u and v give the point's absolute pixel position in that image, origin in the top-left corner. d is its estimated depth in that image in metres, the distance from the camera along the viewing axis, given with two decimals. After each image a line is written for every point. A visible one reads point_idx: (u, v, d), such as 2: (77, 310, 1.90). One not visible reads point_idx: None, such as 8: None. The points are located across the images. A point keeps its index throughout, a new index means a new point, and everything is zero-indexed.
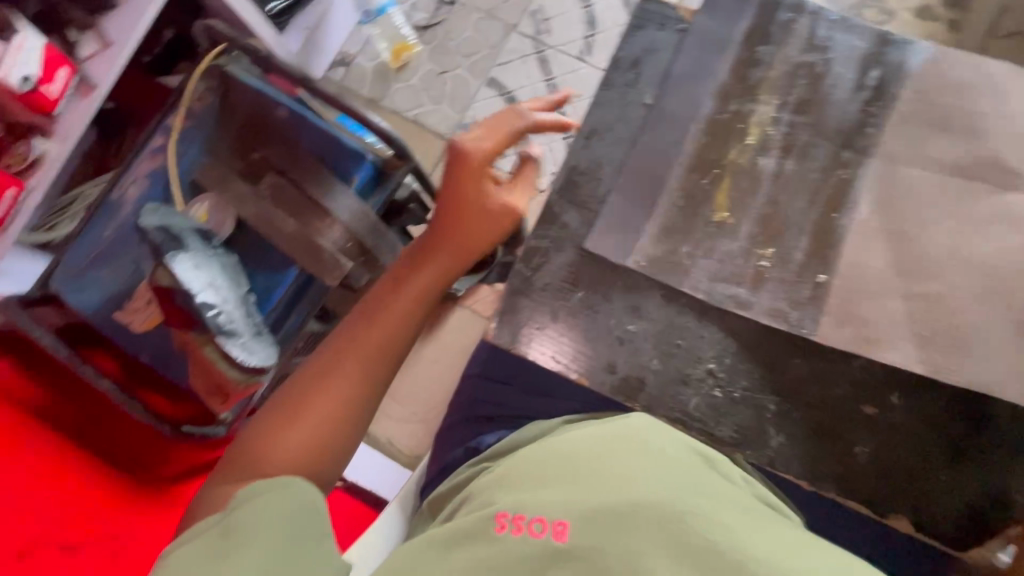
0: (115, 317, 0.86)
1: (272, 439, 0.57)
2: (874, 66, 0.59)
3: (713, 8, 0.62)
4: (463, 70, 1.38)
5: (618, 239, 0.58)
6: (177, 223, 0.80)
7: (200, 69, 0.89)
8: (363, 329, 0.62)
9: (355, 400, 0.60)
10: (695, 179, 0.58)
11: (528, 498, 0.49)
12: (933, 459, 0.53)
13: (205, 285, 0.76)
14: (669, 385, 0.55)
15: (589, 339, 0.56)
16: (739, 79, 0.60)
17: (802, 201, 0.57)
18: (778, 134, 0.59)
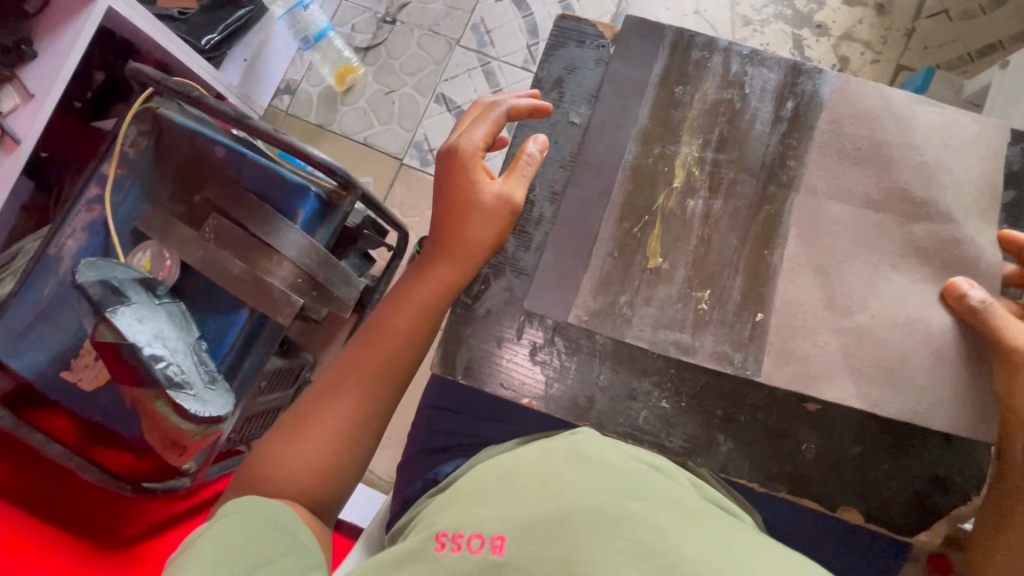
0: (61, 377, 0.83)
1: (278, 460, 0.56)
2: (788, 97, 0.63)
3: (628, 53, 0.64)
4: (409, 88, 1.38)
5: (558, 295, 0.57)
6: (116, 276, 0.78)
7: (132, 112, 0.88)
8: (370, 343, 0.58)
9: (360, 425, 0.58)
10: (626, 229, 0.59)
11: (467, 517, 0.47)
12: (872, 449, 0.56)
13: (151, 336, 0.74)
14: (619, 401, 0.57)
15: (537, 360, 0.57)
16: (661, 120, 0.62)
17: (733, 239, 0.59)
18: (702, 175, 0.61)
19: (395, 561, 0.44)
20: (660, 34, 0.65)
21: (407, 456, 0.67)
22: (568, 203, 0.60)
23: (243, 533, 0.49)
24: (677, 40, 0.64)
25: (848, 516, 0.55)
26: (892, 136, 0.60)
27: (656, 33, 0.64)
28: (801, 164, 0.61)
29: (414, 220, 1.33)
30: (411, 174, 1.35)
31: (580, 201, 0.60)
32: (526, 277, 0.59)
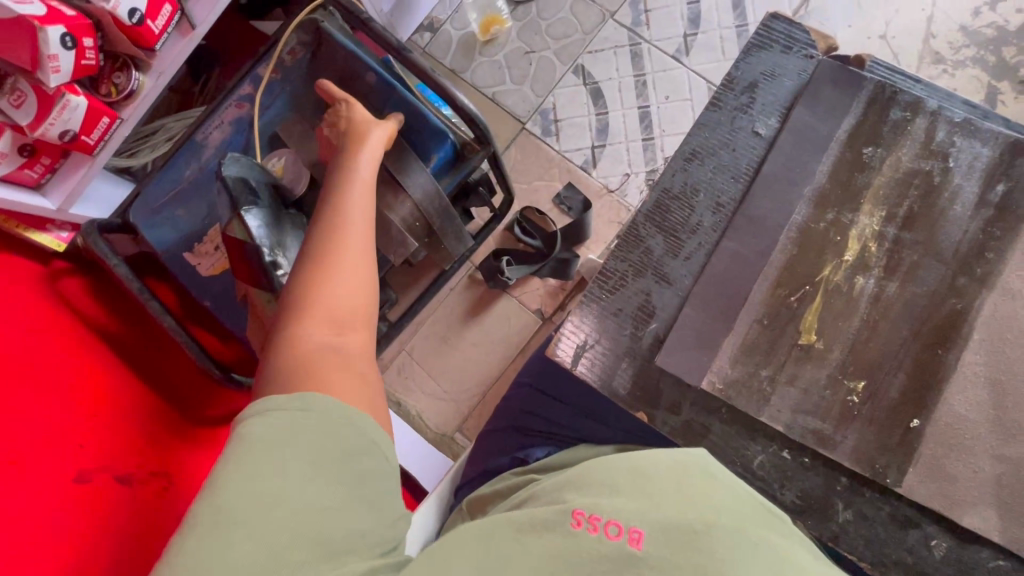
0: (183, 257, 0.88)
1: (309, 298, 0.60)
2: (1000, 179, 0.59)
3: (815, 102, 0.63)
4: (550, 52, 1.33)
5: (696, 359, 0.57)
6: (255, 177, 0.80)
7: (298, 20, 0.89)
8: (360, 197, 0.69)
9: (369, 254, 0.66)
10: (781, 297, 0.58)
11: (605, 501, 0.49)
12: (1011, 563, 0.51)
13: (276, 244, 0.76)
14: (734, 437, 0.56)
15: (660, 371, 0.58)
16: (842, 185, 0.60)
17: (903, 330, 0.56)
18: (879, 253, 0.58)
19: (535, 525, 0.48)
20: (858, 86, 0.63)
21: (493, 427, 0.71)
22: (722, 258, 0.59)
23: (360, 444, 0.51)
24: (875, 96, 0.62)
25: None
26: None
27: (855, 86, 0.62)
28: (1000, 260, 0.57)
29: (522, 188, 1.31)
30: (529, 141, 1.31)
31: (735, 257, 0.59)
32: (665, 285, 0.59)
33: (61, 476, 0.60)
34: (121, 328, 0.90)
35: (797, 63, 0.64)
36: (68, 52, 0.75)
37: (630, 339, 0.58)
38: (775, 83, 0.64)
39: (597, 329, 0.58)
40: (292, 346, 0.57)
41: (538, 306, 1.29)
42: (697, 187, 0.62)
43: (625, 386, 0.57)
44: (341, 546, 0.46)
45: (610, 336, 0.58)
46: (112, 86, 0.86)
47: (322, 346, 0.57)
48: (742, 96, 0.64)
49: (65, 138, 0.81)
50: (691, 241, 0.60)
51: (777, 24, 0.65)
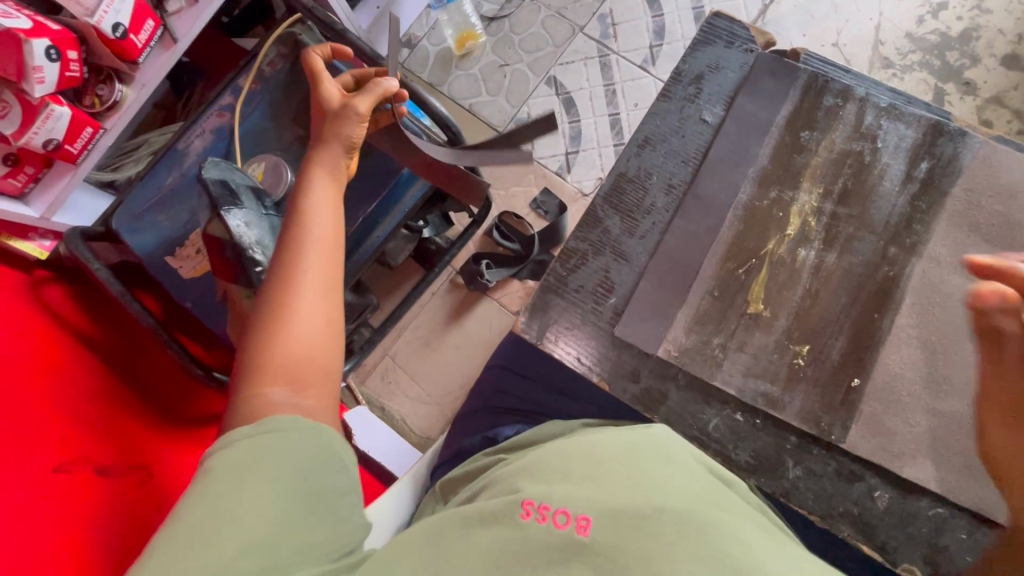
0: (165, 261, 0.89)
1: (268, 352, 0.56)
2: (924, 159, 0.63)
3: (755, 92, 0.67)
4: (524, 65, 1.39)
5: (652, 329, 0.60)
6: (235, 179, 0.83)
7: (277, 35, 0.94)
8: (319, 221, 0.62)
9: (334, 295, 0.61)
10: (729, 270, 0.61)
11: (556, 489, 0.52)
12: (946, 509, 0.55)
13: (254, 240, 0.78)
14: (690, 403, 0.59)
15: (622, 344, 0.60)
16: (782, 165, 0.65)
17: (842, 296, 0.60)
18: (819, 228, 0.62)
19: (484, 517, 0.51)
20: (793, 76, 0.67)
21: (469, 410, 0.73)
22: (674, 235, 0.63)
23: (320, 461, 0.52)
24: (809, 84, 0.67)
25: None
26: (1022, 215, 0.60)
27: (791, 75, 0.67)
28: (927, 231, 0.61)
29: (499, 193, 1.35)
30: None
31: (688, 235, 0.63)
32: (624, 263, 0.63)
33: (40, 470, 0.60)
34: (101, 332, 0.91)
35: (738, 56, 0.69)
36: (52, 64, 0.78)
37: (591, 313, 0.61)
38: (718, 75, 0.69)
39: (561, 305, 0.61)
40: (252, 404, 0.54)
41: (518, 308, 1.32)
42: (647, 172, 0.66)
43: (588, 359, 0.60)
44: (298, 553, 0.48)
45: (573, 311, 0.61)
46: (95, 97, 0.88)
47: (282, 401, 0.54)
48: (689, 88, 0.68)
49: (49, 147, 0.84)
50: (646, 221, 0.64)
51: (719, 22, 0.70)
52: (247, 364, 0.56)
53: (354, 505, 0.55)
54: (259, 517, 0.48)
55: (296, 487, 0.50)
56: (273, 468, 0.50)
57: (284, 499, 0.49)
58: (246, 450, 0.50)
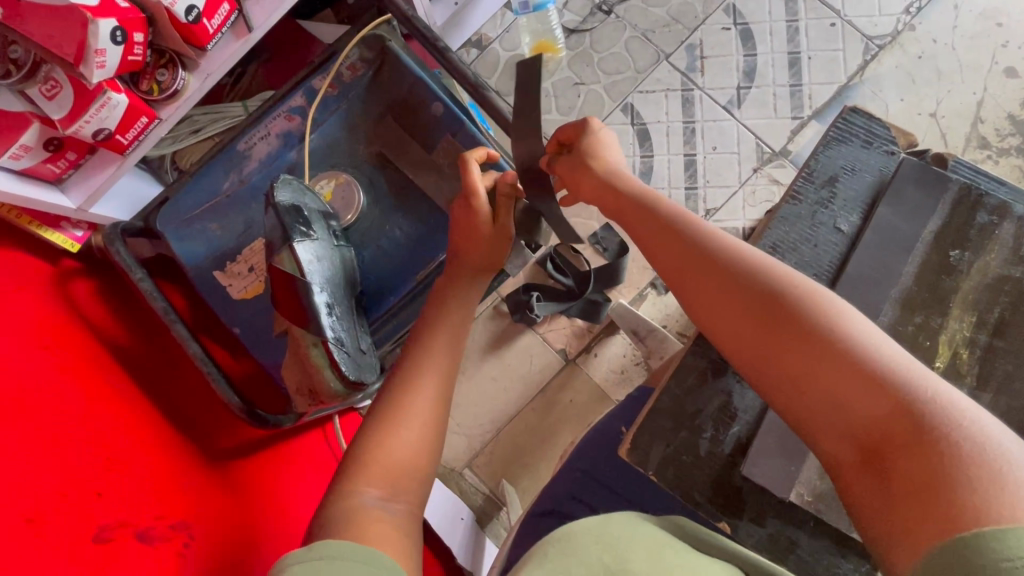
0: (213, 276, 0.81)
1: (372, 443, 0.54)
2: None
3: (899, 202, 0.58)
4: (600, 87, 1.30)
5: (782, 467, 0.53)
6: (308, 204, 0.75)
7: (362, 36, 0.83)
8: (441, 333, 0.66)
9: (442, 393, 0.60)
10: None
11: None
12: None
13: (324, 281, 0.70)
14: (824, 554, 0.52)
15: (744, 480, 0.53)
16: (927, 288, 0.57)
17: None
18: (971, 362, 0.55)
19: None
20: (941, 186, 0.59)
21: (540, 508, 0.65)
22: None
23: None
24: (961, 199, 0.58)
25: None
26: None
27: (940, 185, 0.58)
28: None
29: None
30: None
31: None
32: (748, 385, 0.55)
33: (79, 538, 0.53)
34: (129, 340, 0.82)
35: (875, 160, 0.61)
36: (116, 47, 0.68)
37: (709, 439, 0.54)
38: (855, 178, 0.60)
39: (675, 427, 0.54)
40: (339, 498, 0.50)
41: (562, 346, 1.25)
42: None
43: (705, 492, 0.53)
44: None
45: (689, 436, 0.54)
46: (154, 83, 0.78)
47: (373, 502, 0.49)
48: (823, 190, 0.60)
49: (99, 136, 0.74)
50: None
51: (855, 118, 0.62)
52: (346, 455, 0.55)
53: None
54: None
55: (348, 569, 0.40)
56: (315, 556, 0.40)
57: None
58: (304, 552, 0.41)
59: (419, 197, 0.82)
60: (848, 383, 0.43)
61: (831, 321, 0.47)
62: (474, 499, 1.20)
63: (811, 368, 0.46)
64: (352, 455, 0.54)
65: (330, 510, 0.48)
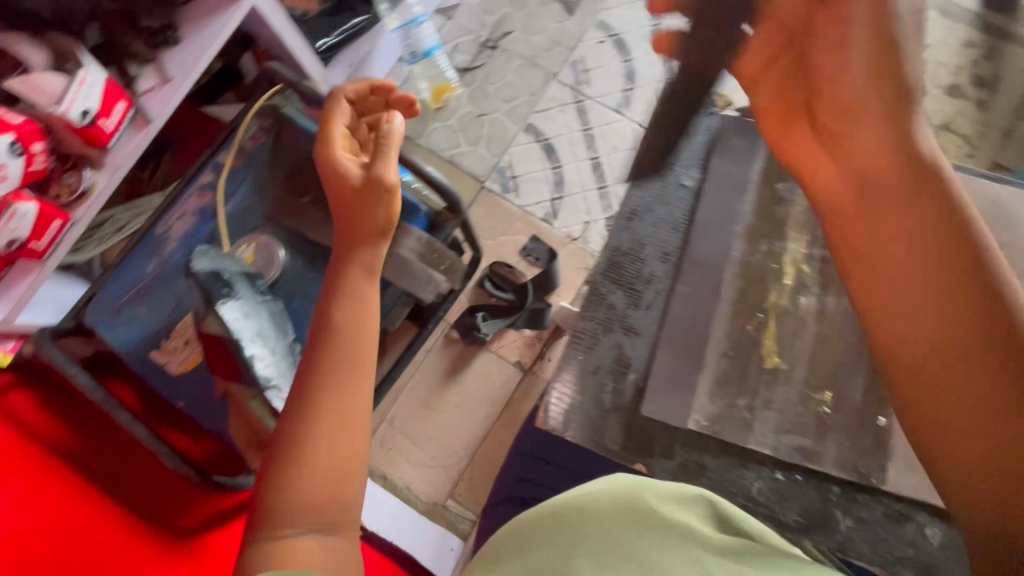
0: (150, 356, 0.82)
1: (282, 482, 0.51)
2: None
3: (727, 152, 0.72)
4: (501, 114, 1.40)
5: (677, 399, 0.60)
6: (226, 268, 0.79)
7: (257, 105, 0.90)
8: (337, 336, 0.58)
9: (355, 409, 0.55)
10: (739, 326, 0.64)
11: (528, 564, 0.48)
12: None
13: (254, 335, 0.74)
14: (729, 470, 0.59)
15: (646, 420, 0.61)
16: (766, 217, 0.69)
17: (851, 336, 0.63)
18: (813, 274, 0.66)
19: None
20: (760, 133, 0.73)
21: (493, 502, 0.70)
22: (678, 301, 0.65)
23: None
24: None
25: None
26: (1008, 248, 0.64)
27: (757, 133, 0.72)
28: None
29: (488, 244, 1.34)
30: (491, 199, 1.36)
31: (690, 298, 0.65)
32: (632, 335, 0.65)
33: None
34: (74, 436, 0.81)
35: (704, 119, 0.75)
36: (15, 160, 0.72)
37: (611, 393, 0.62)
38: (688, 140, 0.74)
39: (582, 392, 0.62)
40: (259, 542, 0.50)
41: (517, 358, 1.29)
42: (640, 242, 0.71)
43: (620, 440, 0.60)
44: None
45: (594, 398, 0.62)
46: (63, 187, 0.82)
47: (293, 538, 0.50)
48: (663, 156, 0.73)
49: (12, 247, 0.77)
50: (647, 291, 0.68)
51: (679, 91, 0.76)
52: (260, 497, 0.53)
53: None
54: None
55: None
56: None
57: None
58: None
59: None
60: (987, 332, 0.46)
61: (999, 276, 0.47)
62: (463, 528, 1.20)
63: (967, 311, 0.47)
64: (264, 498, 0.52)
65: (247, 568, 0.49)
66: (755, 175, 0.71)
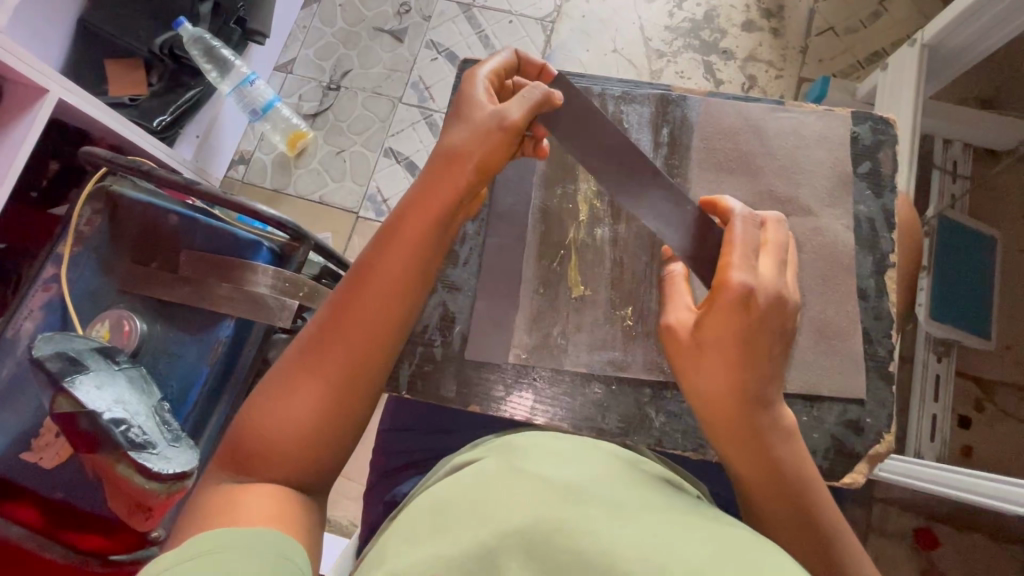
0: (21, 459, 0.82)
1: (271, 402, 0.51)
2: (663, 125, 0.64)
3: None
4: (359, 145, 1.46)
5: (494, 343, 0.58)
6: (75, 347, 0.79)
7: (87, 193, 0.91)
8: (373, 293, 0.52)
9: (361, 374, 0.52)
10: (546, 265, 0.60)
11: (438, 542, 0.46)
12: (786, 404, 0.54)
13: (112, 402, 0.75)
14: (555, 396, 0.58)
15: (475, 365, 0.58)
16: (555, 164, 0.64)
17: (642, 257, 0.60)
18: (605, 206, 0.62)
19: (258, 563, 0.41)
20: None
21: (368, 489, 0.66)
22: (490, 253, 0.61)
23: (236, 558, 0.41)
24: None
25: None
26: (756, 148, 0.62)
27: None
28: (686, 180, 0.62)
29: None
30: (367, 226, 1.41)
31: (501, 250, 0.61)
32: (456, 291, 0.60)
33: None
34: None
35: None
36: None
37: (444, 350, 0.59)
38: None
39: (414, 354, 0.58)
40: (220, 492, 0.48)
41: None
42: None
43: (474, 395, 0.58)
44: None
45: (427, 357, 0.58)
46: None
47: (261, 494, 0.48)
48: None
49: None
50: (463, 248, 0.61)
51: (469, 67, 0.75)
52: (240, 443, 0.50)
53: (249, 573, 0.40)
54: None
55: (225, 558, 0.40)
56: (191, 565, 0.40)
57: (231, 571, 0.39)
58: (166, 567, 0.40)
59: (195, 295, 0.89)
60: (796, 520, 0.48)
61: (800, 461, 0.49)
62: None
63: (787, 506, 0.48)
64: (251, 410, 0.51)
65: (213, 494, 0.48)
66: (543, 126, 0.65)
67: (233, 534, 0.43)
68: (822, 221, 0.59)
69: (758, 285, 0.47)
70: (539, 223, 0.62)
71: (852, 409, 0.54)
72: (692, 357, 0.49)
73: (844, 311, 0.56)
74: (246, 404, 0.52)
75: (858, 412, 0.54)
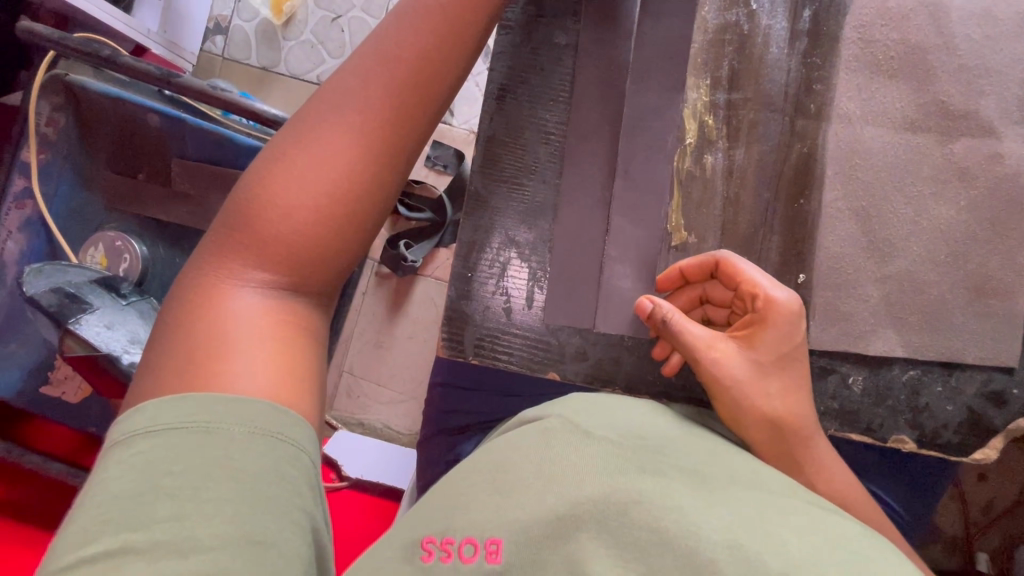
0: (41, 392, 0.77)
1: (281, 164, 0.38)
2: (805, 5, 0.52)
3: None
4: (359, 10, 1.20)
5: (579, 299, 0.52)
6: (71, 280, 0.69)
7: (37, 83, 0.72)
8: (423, 25, 0.42)
9: (401, 128, 0.40)
10: (640, 202, 0.52)
11: (505, 509, 0.34)
12: (922, 371, 0.50)
13: (128, 341, 0.67)
14: (645, 359, 0.53)
15: (552, 327, 0.53)
16: (653, 70, 0.53)
17: (764, 193, 0.52)
18: (717, 124, 0.53)
19: (265, 455, 0.33)
20: None
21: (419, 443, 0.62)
22: (570, 192, 0.53)
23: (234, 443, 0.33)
24: None
25: (902, 446, 0.51)
26: (930, 40, 0.50)
27: None
28: (830, 88, 0.51)
29: None
30: None
31: (582, 183, 0.52)
32: (523, 245, 0.53)
33: None
34: None
35: None
36: None
37: (517, 313, 0.53)
38: None
39: (483, 318, 0.53)
40: (215, 283, 0.37)
41: None
42: (517, 128, 0.54)
43: (543, 354, 0.52)
44: (218, 476, 0.32)
45: (497, 321, 0.52)
46: None
47: (260, 309, 0.37)
48: (529, 8, 0.55)
49: None
50: (532, 184, 0.54)
51: None
52: (240, 215, 0.38)
53: (254, 458, 0.33)
54: (176, 472, 0.31)
55: (219, 480, 0.32)
56: (175, 471, 0.31)
57: (217, 520, 0.31)
58: (152, 449, 0.32)
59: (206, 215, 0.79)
60: None
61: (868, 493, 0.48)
62: None
63: None
64: (250, 183, 0.38)
65: (208, 298, 0.37)
66: (638, 17, 0.53)
67: (238, 423, 0.33)
68: (1003, 145, 0.49)
69: (782, 335, 0.44)
70: (633, 146, 0.52)
71: (1000, 380, 0.50)
72: (752, 381, 0.44)
73: (1011, 264, 0.49)
74: (242, 177, 0.39)
75: (1006, 383, 0.50)
